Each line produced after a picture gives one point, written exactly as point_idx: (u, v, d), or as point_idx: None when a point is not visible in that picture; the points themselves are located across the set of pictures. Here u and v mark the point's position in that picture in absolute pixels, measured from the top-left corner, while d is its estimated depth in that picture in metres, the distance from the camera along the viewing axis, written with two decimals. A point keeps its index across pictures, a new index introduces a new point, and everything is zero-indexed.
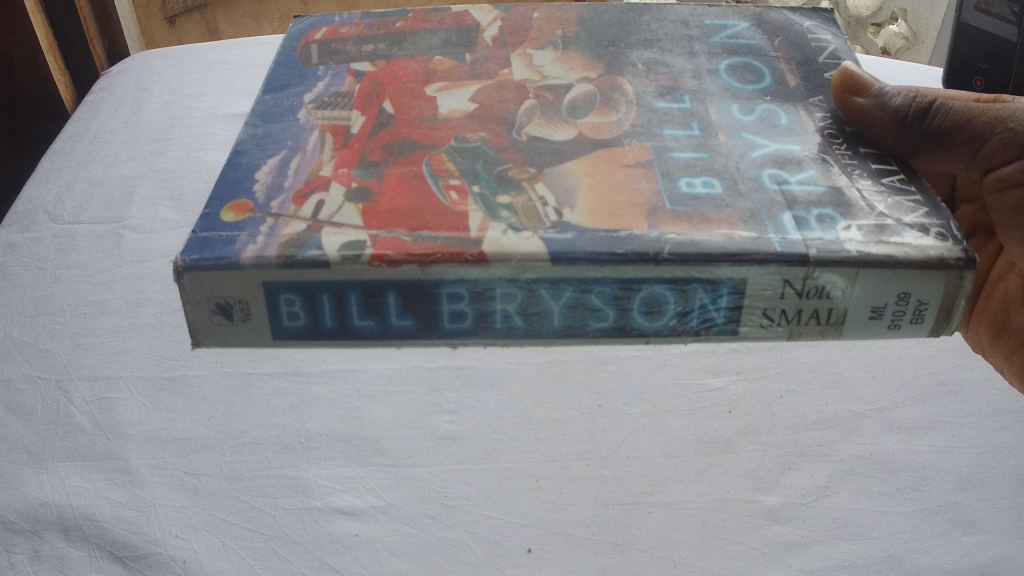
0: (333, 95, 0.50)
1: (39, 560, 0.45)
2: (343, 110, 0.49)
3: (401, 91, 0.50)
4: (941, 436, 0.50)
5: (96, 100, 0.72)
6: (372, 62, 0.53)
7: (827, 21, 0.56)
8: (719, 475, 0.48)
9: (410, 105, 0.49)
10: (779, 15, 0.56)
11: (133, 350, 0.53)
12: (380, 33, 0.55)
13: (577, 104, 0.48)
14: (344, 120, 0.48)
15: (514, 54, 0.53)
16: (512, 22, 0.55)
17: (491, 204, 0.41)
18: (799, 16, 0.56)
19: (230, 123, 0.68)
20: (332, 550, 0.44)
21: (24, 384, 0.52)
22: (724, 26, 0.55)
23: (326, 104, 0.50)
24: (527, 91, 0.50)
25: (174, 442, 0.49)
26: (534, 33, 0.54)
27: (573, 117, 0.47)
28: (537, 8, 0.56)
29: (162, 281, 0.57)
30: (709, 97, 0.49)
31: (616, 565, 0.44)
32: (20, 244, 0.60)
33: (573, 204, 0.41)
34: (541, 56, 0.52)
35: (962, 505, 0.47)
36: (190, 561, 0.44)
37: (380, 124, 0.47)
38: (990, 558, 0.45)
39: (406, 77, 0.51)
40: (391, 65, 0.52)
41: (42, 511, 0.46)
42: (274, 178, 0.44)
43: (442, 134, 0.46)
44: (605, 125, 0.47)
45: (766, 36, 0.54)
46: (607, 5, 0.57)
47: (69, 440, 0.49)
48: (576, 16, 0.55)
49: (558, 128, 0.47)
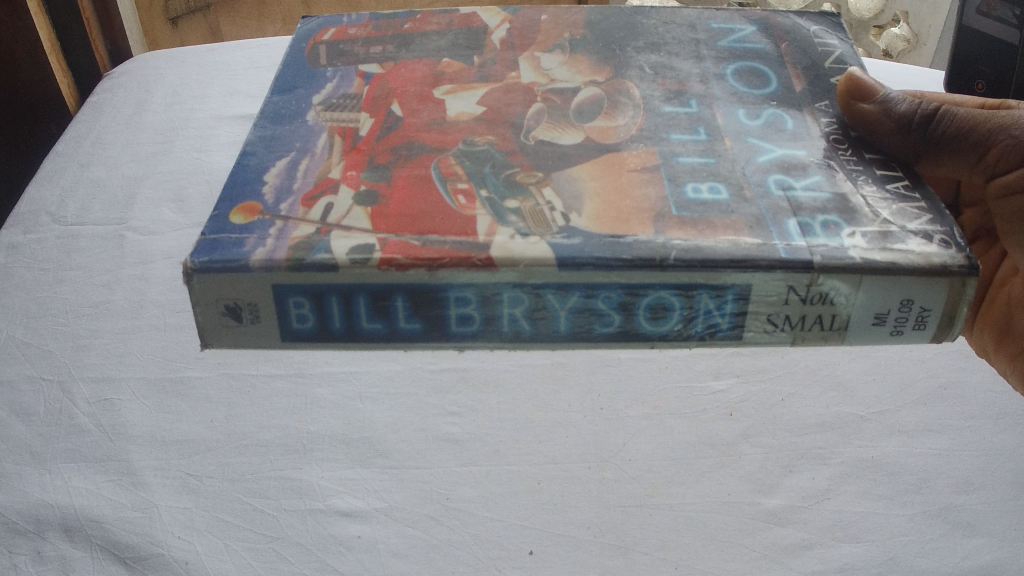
0: (341, 98, 0.50)
1: (42, 561, 0.45)
2: (351, 112, 0.49)
3: (409, 94, 0.50)
4: (941, 439, 0.50)
5: (99, 101, 0.72)
6: (380, 64, 0.53)
7: (833, 24, 0.56)
8: (721, 477, 0.48)
9: (418, 108, 0.49)
10: (786, 18, 0.56)
11: (136, 351, 0.53)
12: (386, 35, 0.55)
13: (584, 107, 0.48)
14: (352, 123, 0.48)
15: (522, 56, 0.53)
16: (520, 24, 0.55)
17: (499, 209, 0.41)
18: (806, 20, 0.56)
19: (234, 124, 0.68)
20: (334, 551, 0.45)
21: (26, 385, 0.52)
22: (730, 30, 0.55)
23: (333, 106, 0.50)
24: (534, 95, 0.50)
25: (177, 444, 0.49)
26: (541, 36, 0.54)
27: (580, 120, 0.47)
28: (543, 12, 0.56)
29: (165, 282, 0.57)
30: (715, 101, 0.49)
31: (617, 567, 0.44)
32: (22, 245, 0.60)
33: (580, 210, 0.41)
34: (548, 59, 0.52)
35: (962, 508, 0.47)
36: (193, 563, 0.44)
37: (387, 127, 0.47)
38: (990, 560, 0.45)
39: (414, 80, 0.51)
40: (399, 68, 0.52)
41: (45, 512, 0.46)
42: (282, 181, 0.44)
43: (451, 138, 0.46)
44: (612, 129, 0.47)
45: (773, 41, 0.54)
46: (613, 8, 0.57)
47: (72, 441, 0.49)
48: (582, 19, 0.55)
49: (565, 131, 0.47)
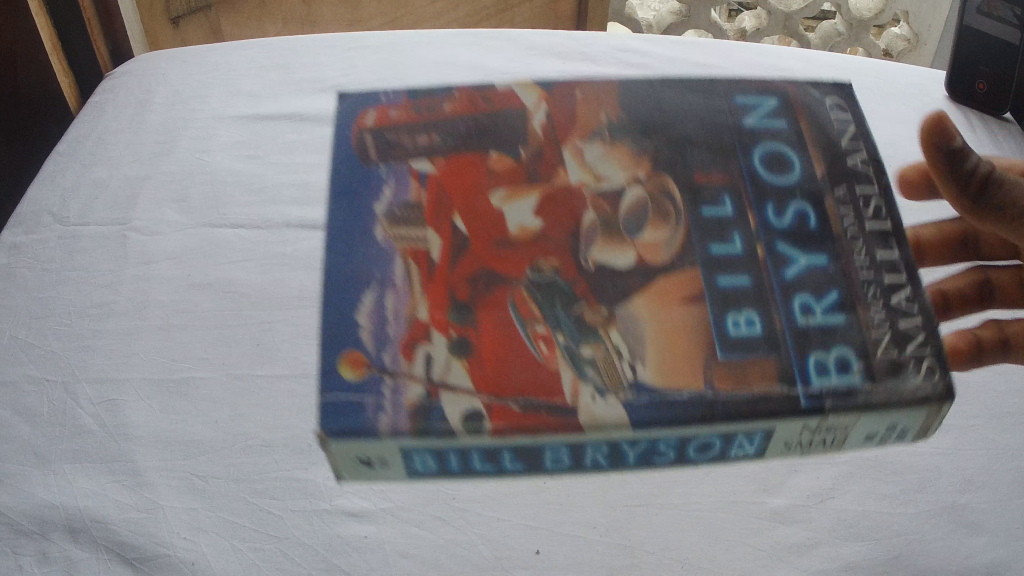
0: (402, 208, 0.56)
1: (48, 561, 0.45)
2: (415, 227, 0.55)
3: (468, 196, 0.56)
4: (950, 439, 0.50)
5: (101, 101, 0.73)
6: (431, 161, 0.58)
7: (845, 95, 0.62)
8: (728, 475, 0.47)
9: (481, 220, 0.55)
10: (801, 91, 0.62)
11: (140, 352, 0.53)
12: (432, 118, 0.61)
13: (625, 293, 0.51)
14: (419, 244, 0.54)
15: (566, 146, 0.58)
16: (559, 107, 0.61)
17: (576, 360, 0.49)
18: (821, 93, 0.62)
19: (234, 124, 0.68)
20: (342, 551, 0.45)
21: (32, 386, 0.52)
22: (753, 105, 0.60)
23: (397, 219, 0.55)
24: (583, 199, 0.55)
25: (181, 445, 0.49)
26: (580, 125, 0.60)
27: (618, 315, 0.50)
28: (578, 89, 0.62)
29: (167, 282, 0.57)
30: (758, 241, 0.53)
31: (626, 566, 0.45)
32: (26, 246, 0.60)
33: (641, 359, 0.49)
34: (591, 151, 0.58)
35: (966, 507, 0.47)
36: (199, 563, 0.45)
37: (455, 245, 0.54)
38: (993, 560, 0.46)
39: (468, 177, 0.57)
40: (452, 166, 0.58)
41: (50, 514, 0.47)
42: (375, 325, 0.51)
43: (514, 265, 0.52)
44: (658, 245, 0.53)
45: (792, 116, 0.59)
46: (642, 86, 0.63)
47: (77, 442, 0.49)
48: (616, 100, 0.62)
49: (608, 329, 0.50)
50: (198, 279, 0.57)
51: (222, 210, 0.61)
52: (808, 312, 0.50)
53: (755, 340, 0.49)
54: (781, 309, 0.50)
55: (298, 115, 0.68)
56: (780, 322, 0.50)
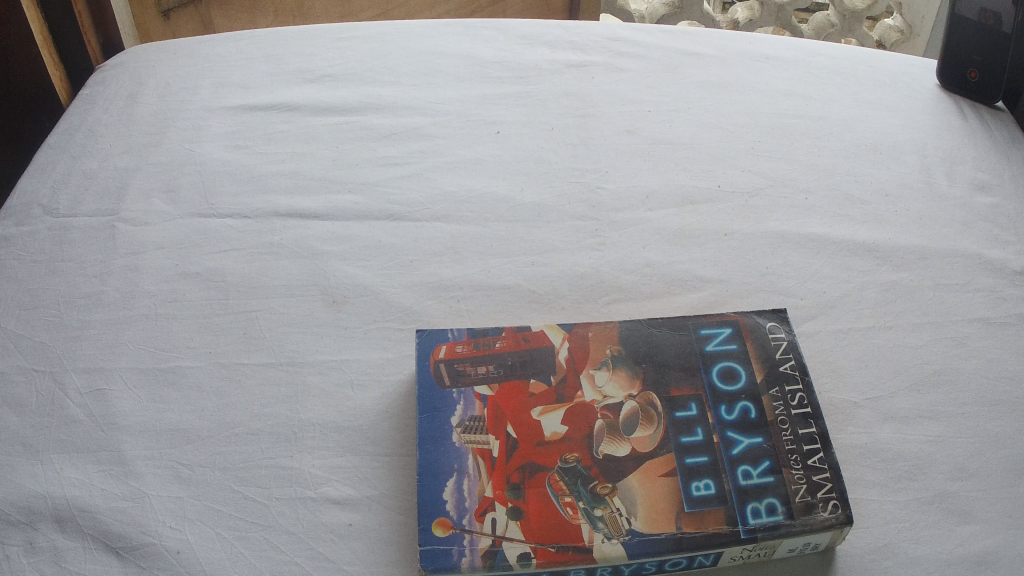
0: (405, 241, 0.59)
1: (35, 552, 0.44)
2: (420, 259, 0.58)
3: (464, 275, 0.57)
4: (935, 426, 0.50)
5: (92, 94, 0.73)
6: (433, 220, 0.61)
7: (834, 194, 0.64)
8: None
9: (484, 275, 0.57)
10: (782, 191, 0.64)
11: (128, 341, 0.53)
12: (437, 162, 0.65)
13: (632, 338, 0.51)
14: (422, 272, 0.57)
15: (557, 238, 0.60)
16: (553, 194, 0.63)
17: (559, 384, 0.49)
18: (806, 193, 0.64)
19: (225, 116, 0.69)
20: (325, 539, 0.44)
21: (18, 376, 0.51)
22: (721, 145, 0.68)
23: (399, 251, 0.59)
24: (573, 281, 0.57)
25: (169, 433, 0.49)
26: (579, 207, 0.62)
27: (619, 362, 0.50)
28: (572, 177, 0.64)
29: (157, 273, 0.57)
30: (745, 321, 0.52)
31: None
32: (15, 237, 0.60)
33: (614, 395, 0.48)
34: (586, 240, 0.60)
35: (957, 495, 0.47)
36: (184, 552, 0.44)
37: (455, 279, 0.57)
38: (984, 548, 0.45)
39: (467, 238, 0.60)
40: (450, 238, 0.60)
41: (38, 503, 0.46)
42: (371, 348, 0.53)
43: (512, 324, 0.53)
44: (639, 325, 0.52)
45: (758, 151, 0.67)
46: (637, 148, 0.67)
47: (65, 431, 0.49)
48: (614, 181, 0.64)
49: (610, 376, 0.49)
50: (187, 269, 0.58)
51: (211, 201, 0.62)
52: (811, 423, 0.47)
53: (749, 419, 0.47)
54: (782, 410, 0.48)
55: (285, 106, 0.70)
56: (780, 423, 0.47)
